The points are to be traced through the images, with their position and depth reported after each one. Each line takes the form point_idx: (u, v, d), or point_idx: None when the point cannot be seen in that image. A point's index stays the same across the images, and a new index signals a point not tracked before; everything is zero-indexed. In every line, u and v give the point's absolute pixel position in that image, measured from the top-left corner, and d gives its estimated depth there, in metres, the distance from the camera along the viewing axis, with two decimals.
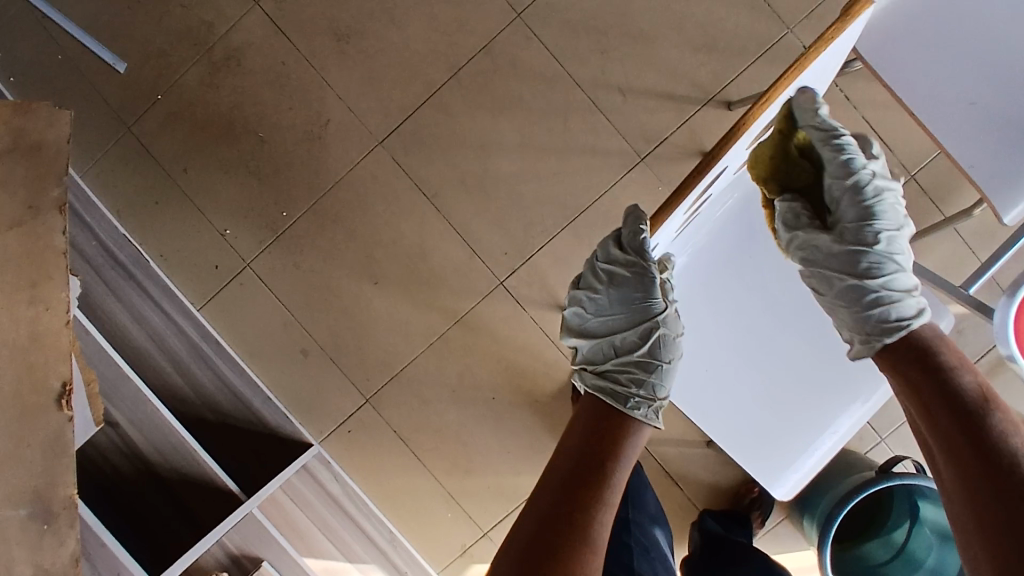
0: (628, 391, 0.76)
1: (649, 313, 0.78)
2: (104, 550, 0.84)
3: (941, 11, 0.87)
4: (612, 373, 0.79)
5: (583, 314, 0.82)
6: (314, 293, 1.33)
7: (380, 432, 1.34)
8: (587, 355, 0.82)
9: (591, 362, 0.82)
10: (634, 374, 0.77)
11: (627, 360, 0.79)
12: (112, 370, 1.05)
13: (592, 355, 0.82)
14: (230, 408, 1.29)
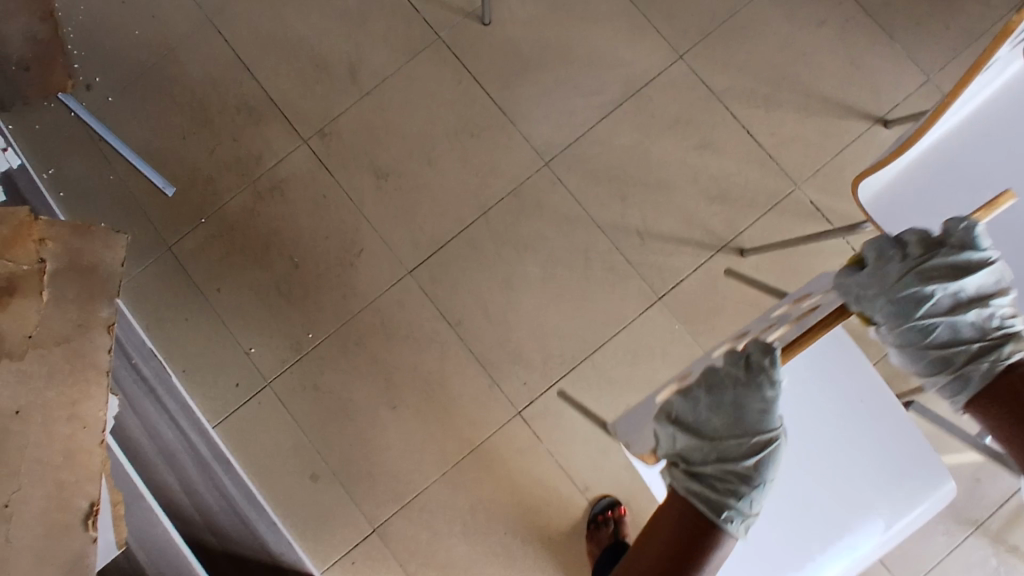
0: (727, 500, 0.67)
1: (765, 424, 0.70)
2: None
3: (950, 185, 0.93)
4: (707, 481, 0.68)
5: (691, 409, 0.71)
6: (331, 414, 1.33)
7: (385, 565, 1.29)
8: (679, 453, 0.71)
9: (688, 462, 0.71)
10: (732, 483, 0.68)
11: (730, 466, 0.69)
12: (130, 490, 1.03)
13: (687, 454, 0.71)
14: (234, 532, 1.25)
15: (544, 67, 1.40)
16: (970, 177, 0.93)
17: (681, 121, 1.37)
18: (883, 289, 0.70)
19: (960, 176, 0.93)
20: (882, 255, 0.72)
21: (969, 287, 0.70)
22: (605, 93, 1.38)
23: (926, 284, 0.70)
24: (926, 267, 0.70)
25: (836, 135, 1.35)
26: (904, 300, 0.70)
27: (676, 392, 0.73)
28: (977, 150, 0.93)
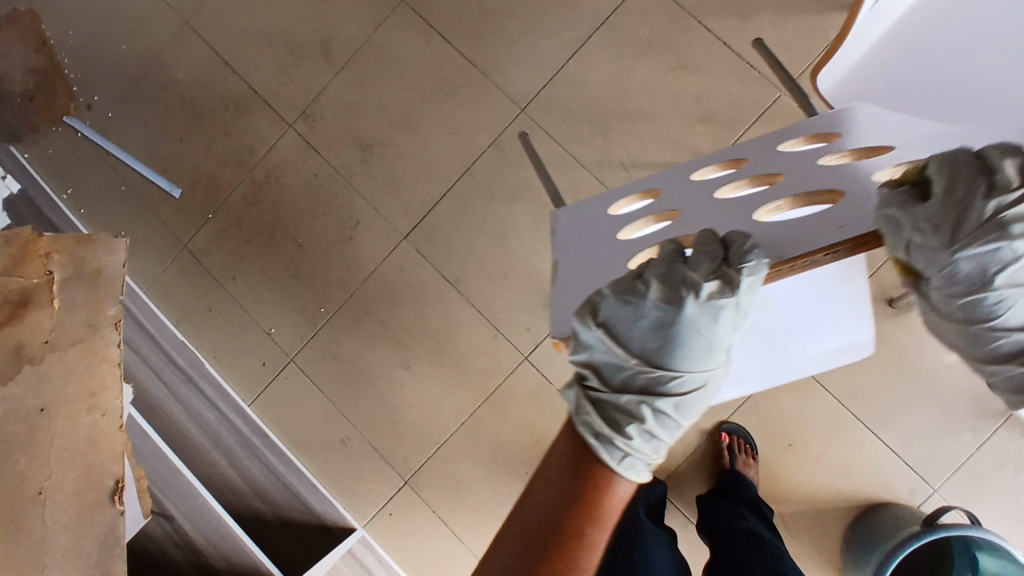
0: (624, 441, 0.63)
1: (685, 359, 0.64)
2: None
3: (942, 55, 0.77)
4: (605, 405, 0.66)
5: (623, 315, 0.64)
6: (351, 381, 1.41)
7: (419, 514, 1.37)
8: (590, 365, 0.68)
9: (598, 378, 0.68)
10: (640, 422, 0.64)
11: (639, 399, 0.65)
12: (167, 467, 1.14)
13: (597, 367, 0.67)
14: (280, 497, 1.36)
15: (510, 14, 1.38)
16: (946, 72, 0.77)
17: (655, 45, 1.33)
18: (946, 242, 0.60)
19: (931, 64, 0.78)
20: (963, 191, 0.60)
21: None
22: (575, 29, 1.36)
23: (1005, 241, 0.58)
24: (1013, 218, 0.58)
25: (819, 33, 1.28)
26: (975, 261, 0.59)
27: (608, 290, 0.65)
28: (955, 37, 0.76)
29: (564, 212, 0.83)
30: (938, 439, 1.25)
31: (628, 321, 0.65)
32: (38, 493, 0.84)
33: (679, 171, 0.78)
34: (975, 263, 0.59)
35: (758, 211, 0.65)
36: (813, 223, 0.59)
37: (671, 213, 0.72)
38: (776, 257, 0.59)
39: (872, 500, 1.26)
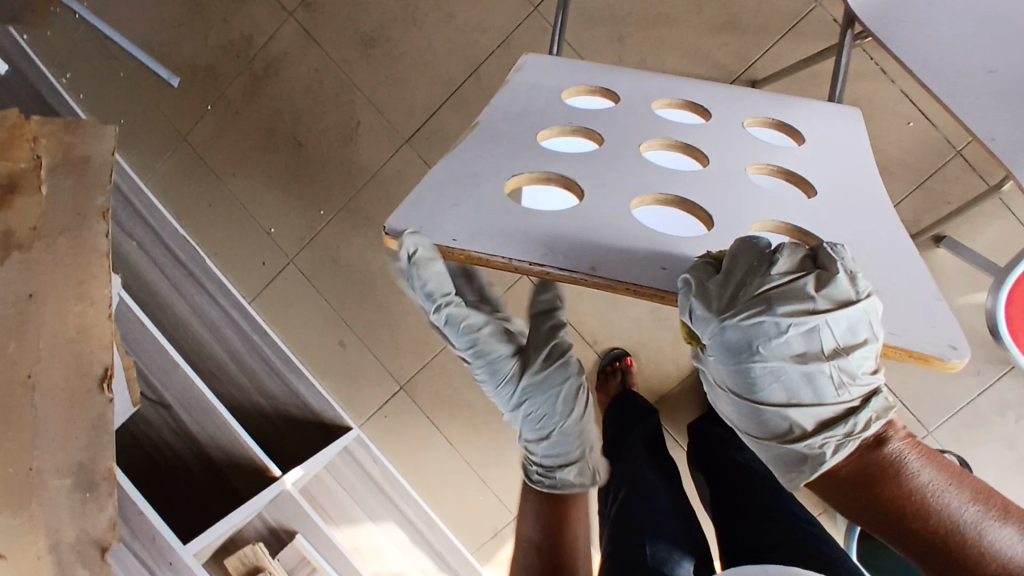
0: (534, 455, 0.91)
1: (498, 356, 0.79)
2: (142, 517, 0.90)
3: None
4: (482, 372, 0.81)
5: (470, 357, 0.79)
6: (350, 285, 1.41)
7: (414, 417, 1.41)
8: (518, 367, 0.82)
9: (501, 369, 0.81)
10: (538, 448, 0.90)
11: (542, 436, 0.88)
12: (166, 361, 1.15)
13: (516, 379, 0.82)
14: (280, 394, 1.38)
15: None
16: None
17: None
18: (720, 310, 0.57)
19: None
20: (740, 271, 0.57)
21: (830, 332, 0.56)
22: None
23: (766, 326, 0.56)
24: (780, 303, 0.56)
25: None
26: (741, 332, 0.57)
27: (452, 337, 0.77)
28: None
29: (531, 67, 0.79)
30: (937, 378, 1.22)
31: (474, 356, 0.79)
32: (28, 377, 0.84)
33: (641, 78, 0.78)
34: (740, 333, 0.57)
35: (645, 192, 0.63)
36: (653, 244, 0.59)
37: (598, 139, 0.70)
38: (587, 268, 0.56)
39: None
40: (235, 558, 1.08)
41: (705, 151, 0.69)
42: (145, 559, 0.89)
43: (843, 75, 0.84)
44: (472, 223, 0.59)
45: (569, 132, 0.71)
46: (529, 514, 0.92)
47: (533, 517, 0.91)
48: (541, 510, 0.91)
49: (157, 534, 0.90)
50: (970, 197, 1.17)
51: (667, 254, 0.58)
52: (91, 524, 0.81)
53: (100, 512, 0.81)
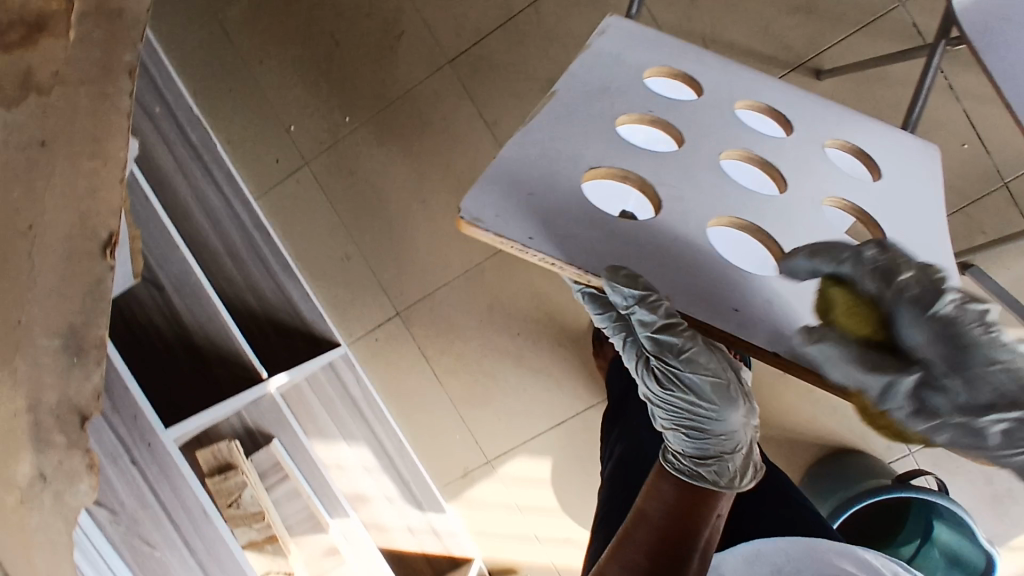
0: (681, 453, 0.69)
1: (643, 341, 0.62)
2: (126, 393, 0.87)
3: None
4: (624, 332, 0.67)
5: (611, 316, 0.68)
6: (363, 200, 1.36)
7: (404, 345, 1.39)
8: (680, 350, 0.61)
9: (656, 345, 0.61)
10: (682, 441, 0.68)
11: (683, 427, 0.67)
12: (166, 242, 1.10)
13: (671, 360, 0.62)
14: (272, 297, 1.34)
15: None
16: None
17: None
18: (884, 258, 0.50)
19: None
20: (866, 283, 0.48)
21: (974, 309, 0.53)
22: None
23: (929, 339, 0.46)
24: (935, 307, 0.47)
25: None
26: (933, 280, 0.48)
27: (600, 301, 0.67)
28: None
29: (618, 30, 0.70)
30: None
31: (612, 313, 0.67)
32: None
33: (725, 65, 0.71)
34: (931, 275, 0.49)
35: (718, 216, 0.57)
36: (731, 283, 0.53)
37: (678, 138, 0.63)
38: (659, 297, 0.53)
39: (845, 443, 1.28)
40: (207, 451, 1.07)
41: (784, 172, 0.62)
42: (122, 436, 0.87)
43: (927, 93, 0.81)
44: (544, 219, 0.53)
45: (647, 120, 0.64)
46: (656, 496, 0.69)
47: (654, 502, 0.69)
48: (672, 496, 0.68)
49: (140, 413, 0.88)
50: (1004, 231, 1.17)
51: (737, 293, 0.52)
52: (73, 390, 0.56)
53: (86, 381, 0.57)
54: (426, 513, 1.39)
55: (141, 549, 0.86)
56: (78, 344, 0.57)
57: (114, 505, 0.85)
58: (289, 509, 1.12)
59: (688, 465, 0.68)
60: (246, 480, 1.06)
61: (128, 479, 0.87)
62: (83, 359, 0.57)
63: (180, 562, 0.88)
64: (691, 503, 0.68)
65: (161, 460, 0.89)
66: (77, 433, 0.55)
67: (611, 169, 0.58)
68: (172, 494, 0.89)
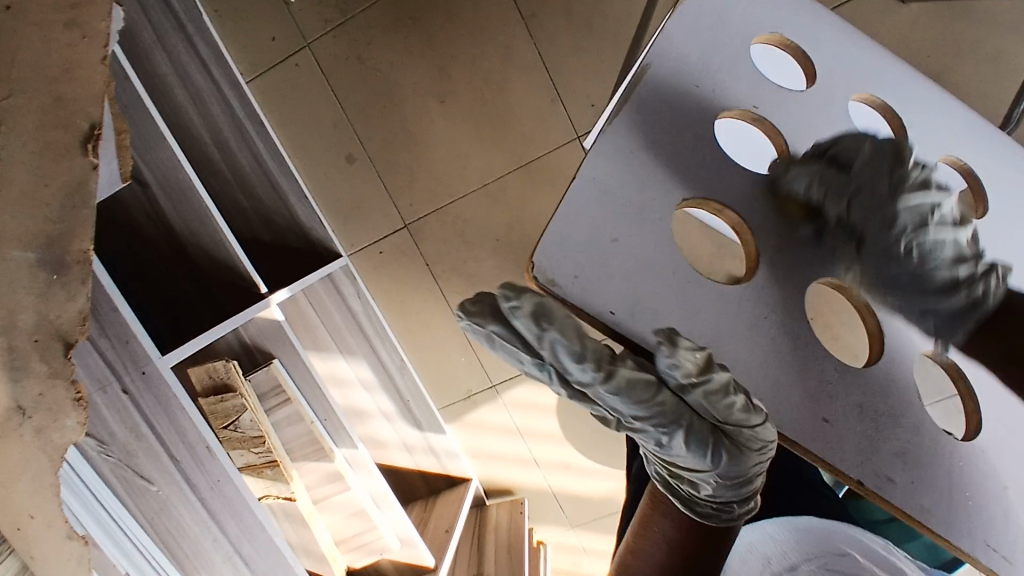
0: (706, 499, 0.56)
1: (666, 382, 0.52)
2: (115, 315, 0.77)
3: None
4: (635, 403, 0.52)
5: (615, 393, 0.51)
6: (372, 95, 1.21)
7: (411, 261, 1.29)
8: (643, 392, 0.52)
9: (621, 399, 0.51)
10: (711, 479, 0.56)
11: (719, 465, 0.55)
12: (151, 131, 0.94)
13: (638, 409, 0.52)
14: (264, 196, 1.19)
15: None
16: None
17: None
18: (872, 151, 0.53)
19: None
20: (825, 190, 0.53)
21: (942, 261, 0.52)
22: None
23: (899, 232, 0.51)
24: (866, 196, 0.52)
25: None
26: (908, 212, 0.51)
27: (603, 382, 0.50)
28: None
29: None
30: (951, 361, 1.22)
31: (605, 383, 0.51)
32: None
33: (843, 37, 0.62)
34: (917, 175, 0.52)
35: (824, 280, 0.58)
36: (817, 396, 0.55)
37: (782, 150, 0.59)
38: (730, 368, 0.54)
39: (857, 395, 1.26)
40: (201, 370, 0.98)
41: None
42: (110, 360, 0.77)
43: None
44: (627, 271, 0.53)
45: (749, 117, 0.59)
46: (650, 539, 0.55)
47: (647, 542, 0.55)
48: (679, 534, 0.55)
49: (131, 338, 0.78)
50: None
51: (828, 403, 0.55)
52: (53, 312, 0.44)
53: (71, 302, 0.45)
54: (425, 434, 1.33)
55: (135, 482, 0.79)
56: (59, 258, 0.44)
57: (103, 435, 0.78)
58: (291, 433, 1.05)
59: (698, 491, 0.57)
60: (245, 403, 0.97)
61: (118, 408, 0.78)
62: (64, 277, 0.44)
63: (182, 498, 0.82)
64: (699, 537, 0.55)
65: (155, 389, 0.80)
66: (64, 361, 0.44)
67: (709, 203, 0.56)
68: (169, 426, 0.81)
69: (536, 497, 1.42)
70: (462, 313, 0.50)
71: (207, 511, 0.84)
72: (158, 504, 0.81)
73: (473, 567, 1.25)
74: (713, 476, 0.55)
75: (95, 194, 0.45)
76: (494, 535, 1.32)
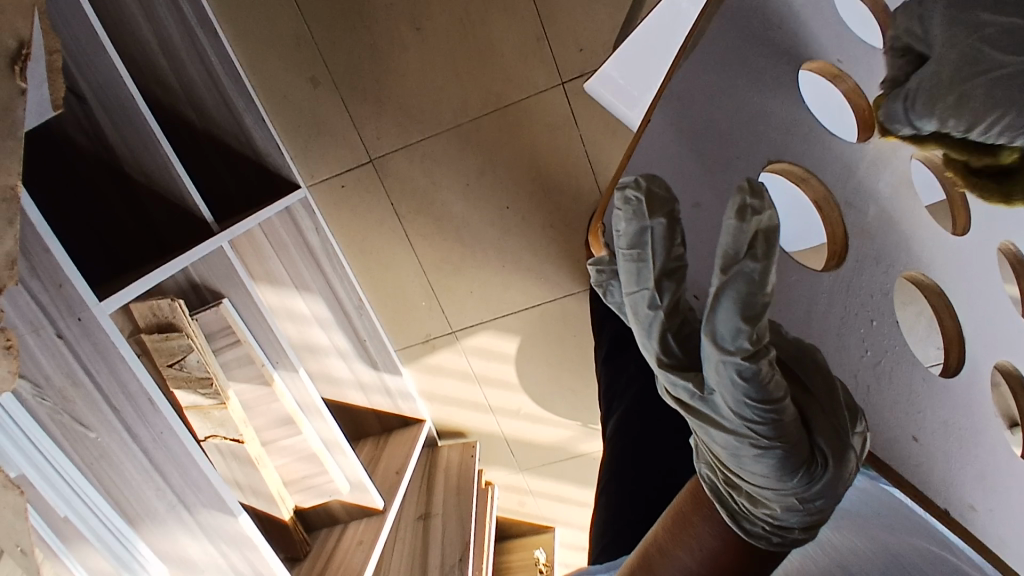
0: (770, 513, 0.40)
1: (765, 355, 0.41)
2: (47, 254, 0.69)
3: None
4: (756, 360, 0.37)
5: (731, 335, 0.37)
6: (341, 14, 1.10)
7: (374, 198, 1.22)
8: (781, 388, 0.38)
9: (747, 387, 0.37)
10: (787, 493, 0.40)
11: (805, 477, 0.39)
12: (86, 36, 0.81)
13: (760, 404, 0.37)
14: (218, 116, 1.10)
15: None
16: None
17: None
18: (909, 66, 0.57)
19: None
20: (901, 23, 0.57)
21: None
22: None
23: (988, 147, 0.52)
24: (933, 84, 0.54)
25: None
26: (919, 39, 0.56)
27: (735, 310, 0.36)
28: None
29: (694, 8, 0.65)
30: None
31: (728, 322, 0.37)
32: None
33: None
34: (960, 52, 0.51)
35: (905, 269, 0.63)
36: (895, 411, 0.56)
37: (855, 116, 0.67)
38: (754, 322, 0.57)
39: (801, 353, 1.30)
40: (144, 306, 0.92)
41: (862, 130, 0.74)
42: (44, 303, 0.71)
43: None
44: None
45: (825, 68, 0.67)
46: (684, 543, 0.41)
47: (679, 544, 0.41)
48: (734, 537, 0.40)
49: (64, 279, 0.71)
50: None
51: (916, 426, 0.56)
52: None
53: None
54: (380, 374, 1.31)
55: (72, 429, 0.76)
56: None
57: (37, 377, 0.72)
58: (240, 375, 1.02)
59: (758, 509, 0.40)
60: (192, 344, 0.92)
61: (53, 352, 0.72)
62: None
63: (123, 447, 0.79)
64: (742, 559, 0.40)
65: (93, 337, 0.73)
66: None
67: (796, 168, 0.64)
68: (108, 376, 0.76)
69: (489, 440, 1.44)
70: (634, 181, 0.41)
71: (150, 462, 0.81)
72: (96, 449, 0.78)
73: (421, 505, 1.28)
74: (792, 500, 0.40)
75: None
76: (444, 474, 1.35)
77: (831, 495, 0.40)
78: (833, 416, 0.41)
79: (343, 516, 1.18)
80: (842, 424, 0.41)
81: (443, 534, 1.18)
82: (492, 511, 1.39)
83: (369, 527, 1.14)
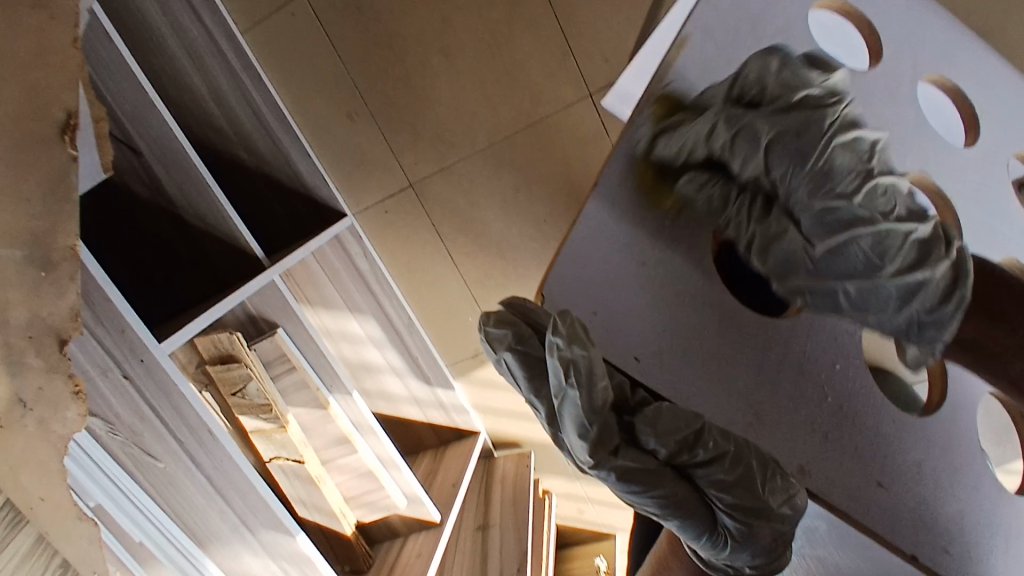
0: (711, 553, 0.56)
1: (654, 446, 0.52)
2: (110, 302, 0.77)
3: None
4: (608, 471, 0.51)
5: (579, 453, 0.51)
6: (373, 47, 1.14)
7: (416, 221, 1.26)
8: (650, 480, 0.52)
9: (606, 481, 0.52)
10: (711, 545, 0.55)
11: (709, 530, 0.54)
12: (137, 97, 0.88)
13: (638, 496, 0.52)
14: (266, 154, 1.16)
15: None
16: None
17: None
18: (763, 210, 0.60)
19: None
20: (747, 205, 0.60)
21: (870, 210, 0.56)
22: None
23: (819, 163, 0.56)
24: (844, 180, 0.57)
25: None
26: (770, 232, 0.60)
27: (572, 439, 0.51)
28: None
29: (698, 26, 0.63)
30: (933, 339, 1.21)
31: (571, 439, 0.51)
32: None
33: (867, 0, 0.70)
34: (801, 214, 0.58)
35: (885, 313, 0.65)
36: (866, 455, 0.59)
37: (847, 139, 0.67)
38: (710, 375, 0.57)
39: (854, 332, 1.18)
40: (207, 340, 0.96)
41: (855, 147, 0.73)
42: (108, 347, 0.77)
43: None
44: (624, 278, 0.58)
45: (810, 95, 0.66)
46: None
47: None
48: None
49: (127, 326, 0.78)
50: None
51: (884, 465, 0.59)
52: (41, 312, 0.42)
53: (60, 301, 0.43)
54: (433, 389, 1.35)
55: (143, 461, 0.81)
56: (45, 255, 0.42)
57: (108, 416, 0.78)
58: (297, 400, 1.07)
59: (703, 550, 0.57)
60: (252, 374, 0.98)
61: (121, 391, 0.79)
62: (52, 275, 0.42)
63: (189, 476, 0.85)
64: None
65: (156, 375, 0.81)
66: (61, 356, 0.43)
67: None
68: (172, 410, 0.83)
69: (543, 449, 1.46)
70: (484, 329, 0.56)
71: (213, 488, 0.87)
72: (166, 480, 0.83)
73: (479, 516, 1.30)
74: (716, 546, 0.55)
75: (77, 185, 0.43)
76: (500, 484, 1.37)
77: (741, 538, 0.54)
78: (734, 487, 0.53)
79: (404, 529, 1.21)
80: (737, 491, 0.53)
81: (500, 545, 1.20)
82: (550, 521, 1.40)
83: (428, 540, 1.17)
